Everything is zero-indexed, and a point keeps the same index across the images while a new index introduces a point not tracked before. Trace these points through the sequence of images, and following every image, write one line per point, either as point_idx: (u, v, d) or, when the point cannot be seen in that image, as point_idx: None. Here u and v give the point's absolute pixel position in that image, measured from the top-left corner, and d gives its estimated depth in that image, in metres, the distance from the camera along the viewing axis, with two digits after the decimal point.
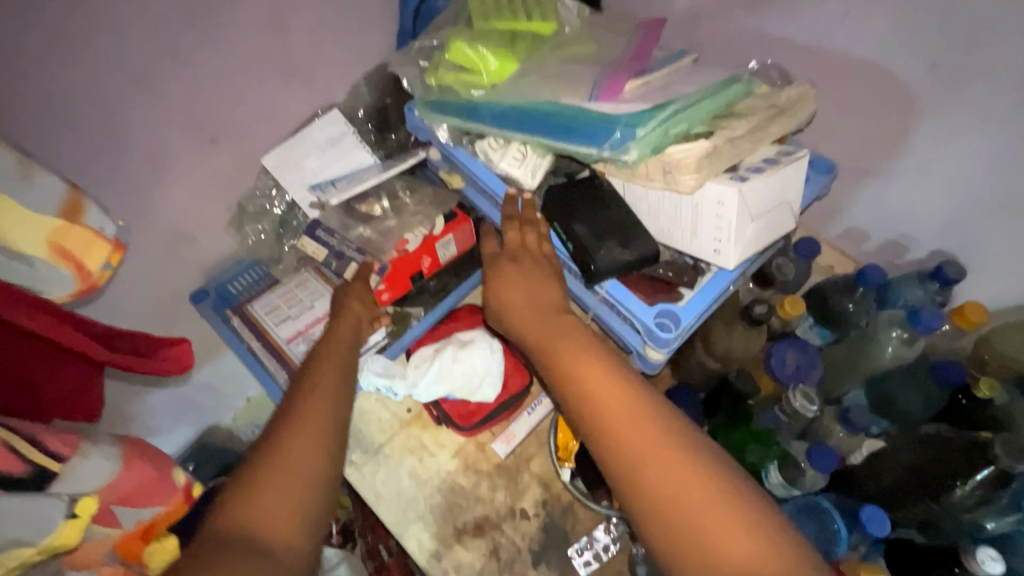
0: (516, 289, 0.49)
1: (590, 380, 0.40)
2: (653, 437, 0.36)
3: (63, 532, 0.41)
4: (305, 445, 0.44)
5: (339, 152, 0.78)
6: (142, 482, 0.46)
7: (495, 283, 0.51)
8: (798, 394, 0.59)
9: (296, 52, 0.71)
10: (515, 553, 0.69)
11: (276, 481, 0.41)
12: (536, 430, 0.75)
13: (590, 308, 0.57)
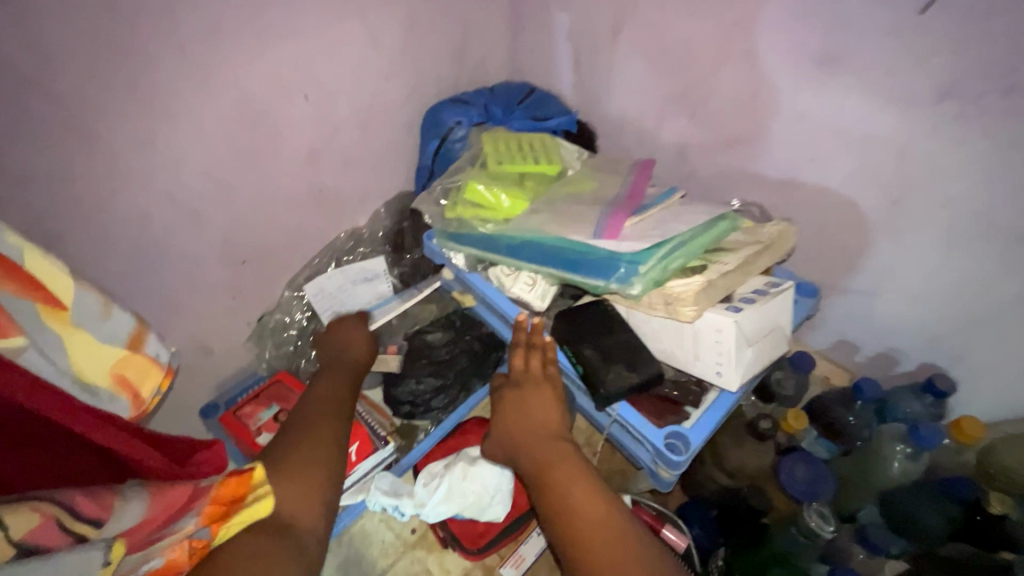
0: (519, 415, 0.53)
1: (581, 506, 0.45)
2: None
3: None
4: (315, 440, 0.54)
5: (371, 287, 0.86)
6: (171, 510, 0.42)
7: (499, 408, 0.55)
8: (813, 514, 0.58)
9: (327, 185, 0.80)
10: None
11: (294, 455, 0.52)
12: (545, 553, 0.72)
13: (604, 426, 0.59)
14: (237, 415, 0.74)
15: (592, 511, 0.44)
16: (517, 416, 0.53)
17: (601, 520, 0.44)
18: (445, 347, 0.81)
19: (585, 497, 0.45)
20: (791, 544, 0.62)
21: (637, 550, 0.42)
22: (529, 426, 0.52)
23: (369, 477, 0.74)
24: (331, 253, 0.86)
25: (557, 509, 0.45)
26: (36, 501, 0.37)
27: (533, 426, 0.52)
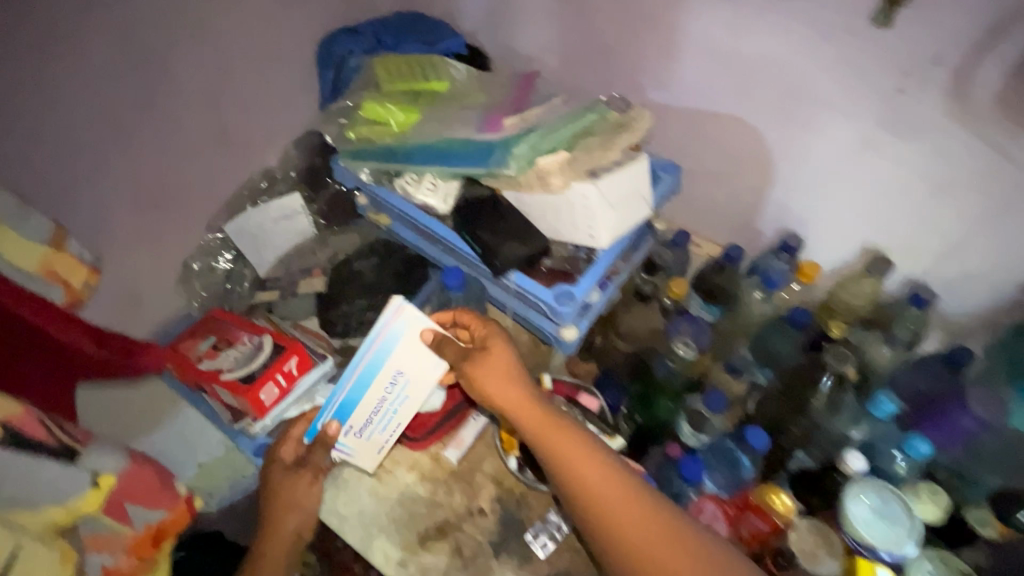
0: (493, 374, 0.62)
1: (595, 477, 0.56)
2: (629, 503, 0.55)
3: None
4: (641, 519, 0.54)
5: (291, 225, 0.89)
6: None
7: (473, 374, 0.63)
8: (680, 343, 0.78)
9: (232, 124, 0.82)
10: (476, 548, 0.76)
11: (644, 550, 0.52)
12: (482, 433, 0.84)
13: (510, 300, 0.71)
14: (177, 349, 0.78)
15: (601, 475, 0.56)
16: (491, 374, 0.62)
17: (581, 452, 0.57)
18: (371, 272, 0.86)
19: (562, 433, 0.58)
20: (665, 371, 0.80)
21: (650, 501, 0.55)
22: (501, 383, 0.62)
23: (314, 388, 0.79)
24: (246, 194, 0.89)
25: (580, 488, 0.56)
26: None
27: (506, 381, 0.62)
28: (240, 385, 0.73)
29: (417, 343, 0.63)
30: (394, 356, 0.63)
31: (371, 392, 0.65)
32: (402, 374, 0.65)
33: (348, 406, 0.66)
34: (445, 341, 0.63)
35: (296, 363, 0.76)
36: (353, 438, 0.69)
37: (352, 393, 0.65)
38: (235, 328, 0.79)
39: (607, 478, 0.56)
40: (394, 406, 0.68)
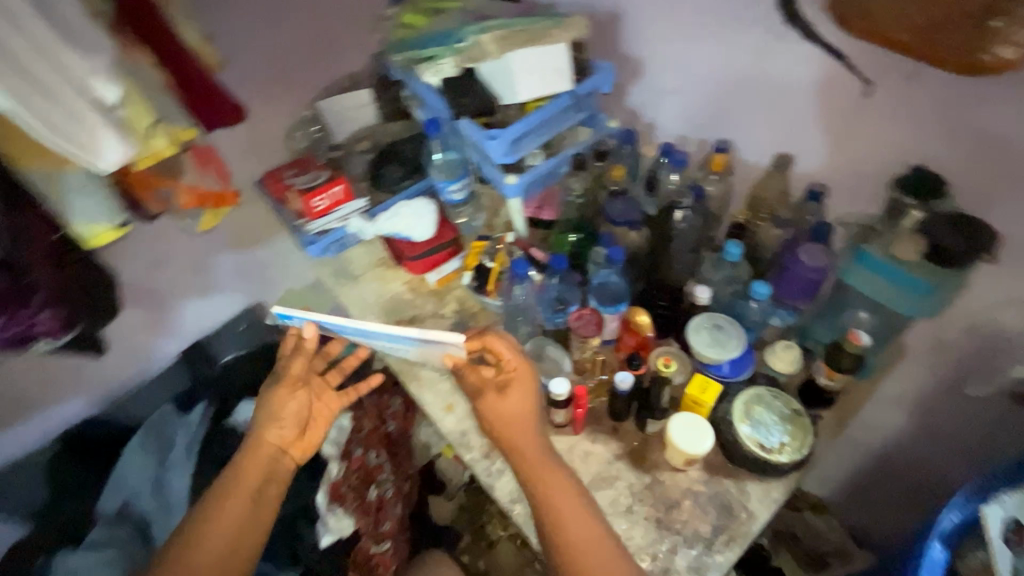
0: (511, 410, 0.82)
1: (561, 495, 0.77)
2: (587, 529, 0.75)
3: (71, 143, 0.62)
4: (592, 551, 0.73)
5: (362, 112, 1.25)
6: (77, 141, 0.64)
7: (488, 402, 0.83)
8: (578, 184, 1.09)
9: (332, 32, 1.20)
10: (432, 334, 1.07)
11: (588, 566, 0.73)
12: (456, 269, 1.16)
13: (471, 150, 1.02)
14: (275, 170, 1.21)
15: (567, 497, 0.77)
16: (507, 409, 0.82)
17: (557, 479, 0.78)
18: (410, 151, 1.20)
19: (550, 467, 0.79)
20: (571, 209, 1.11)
21: (598, 526, 0.75)
22: (516, 407, 0.82)
23: (350, 214, 1.17)
24: (336, 86, 1.28)
25: (544, 502, 0.77)
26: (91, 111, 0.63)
27: (516, 417, 0.82)
28: (303, 195, 1.13)
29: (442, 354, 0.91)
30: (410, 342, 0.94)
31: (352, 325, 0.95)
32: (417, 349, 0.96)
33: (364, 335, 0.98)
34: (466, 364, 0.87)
35: (339, 191, 1.14)
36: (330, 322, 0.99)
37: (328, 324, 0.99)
38: (312, 166, 1.20)
39: (575, 508, 0.76)
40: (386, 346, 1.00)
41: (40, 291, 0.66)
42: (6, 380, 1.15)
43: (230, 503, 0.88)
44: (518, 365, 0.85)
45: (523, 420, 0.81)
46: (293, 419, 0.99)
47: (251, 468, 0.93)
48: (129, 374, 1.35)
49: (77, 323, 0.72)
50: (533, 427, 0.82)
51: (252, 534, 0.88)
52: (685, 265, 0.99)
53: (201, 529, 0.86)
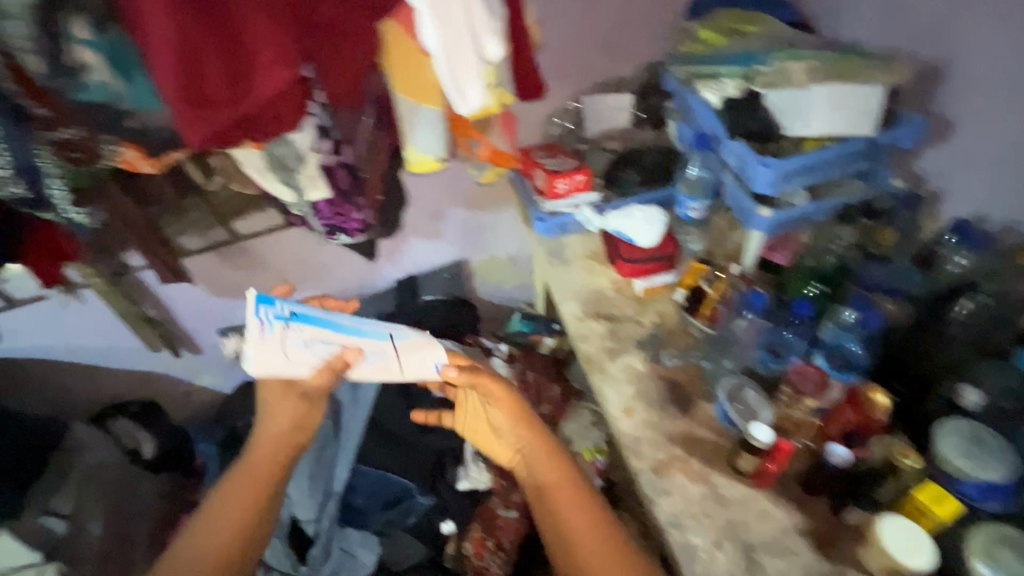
0: (506, 443, 1.02)
1: (566, 503, 0.92)
2: (578, 513, 0.92)
3: (424, 83, 0.71)
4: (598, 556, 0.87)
5: (618, 114, 1.33)
6: (429, 84, 0.72)
7: (495, 419, 1.02)
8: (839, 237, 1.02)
9: (618, 36, 1.28)
10: (626, 336, 1.09)
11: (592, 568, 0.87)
12: (666, 284, 1.16)
13: (729, 175, 1.01)
14: (525, 149, 1.31)
15: (571, 503, 0.93)
16: (505, 438, 1.02)
17: (554, 474, 0.94)
18: (651, 164, 1.28)
19: (556, 468, 0.95)
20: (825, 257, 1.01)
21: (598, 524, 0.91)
22: (521, 433, 0.98)
23: (581, 203, 1.23)
24: (602, 85, 1.35)
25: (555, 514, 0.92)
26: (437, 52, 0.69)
27: (528, 432, 0.97)
28: (550, 173, 1.20)
29: (421, 349, 0.95)
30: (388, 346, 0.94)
31: (333, 351, 0.89)
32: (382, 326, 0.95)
33: (329, 322, 0.90)
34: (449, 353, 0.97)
35: (580, 180, 1.21)
36: (301, 338, 0.87)
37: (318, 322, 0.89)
38: (560, 152, 1.29)
39: (571, 499, 0.93)
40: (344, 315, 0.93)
41: (364, 194, 0.85)
42: (217, 276, 1.40)
43: (224, 529, 0.88)
44: (463, 374, 0.94)
45: (537, 439, 0.97)
46: (296, 415, 0.95)
47: (261, 465, 0.92)
48: (357, 287, 1.60)
49: (373, 230, 0.92)
50: (544, 440, 0.97)
51: (247, 536, 0.89)
52: (954, 356, 0.85)
53: (204, 521, 0.88)
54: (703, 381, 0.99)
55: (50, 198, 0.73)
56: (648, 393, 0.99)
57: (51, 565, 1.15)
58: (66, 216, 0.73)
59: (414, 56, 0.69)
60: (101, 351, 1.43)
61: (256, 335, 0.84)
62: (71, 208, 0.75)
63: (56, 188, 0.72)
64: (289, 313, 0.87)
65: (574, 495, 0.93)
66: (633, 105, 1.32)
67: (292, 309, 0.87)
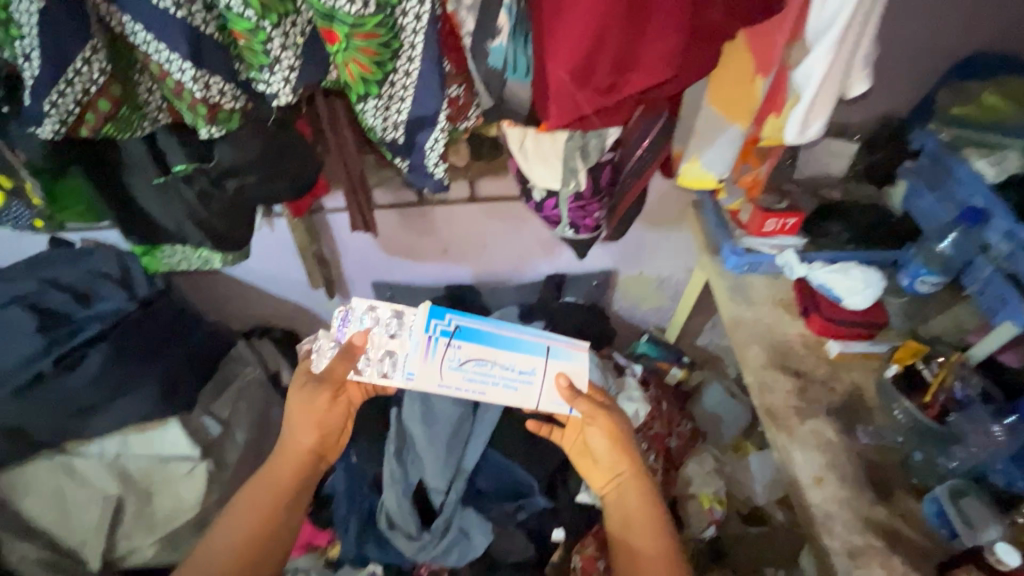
0: (605, 468, 1.05)
1: (646, 536, 0.95)
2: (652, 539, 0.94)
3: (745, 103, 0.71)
4: None
5: (837, 163, 1.25)
6: (749, 103, 0.71)
7: (598, 433, 1.04)
8: None
9: (867, 81, 1.18)
10: (816, 399, 1.01)
11: None
12: (864, 354, 1.07)
13: (991, 260, 0.91)
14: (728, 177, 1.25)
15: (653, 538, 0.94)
16: (602, 463, 1.05)
17: (642, 514, 0.97)
18: (867, 221, 1.18)
19: (640, 496, 0.99)
20: None
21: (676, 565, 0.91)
22: (617, 459, 1.03)
23: (784, 247, 1.16)
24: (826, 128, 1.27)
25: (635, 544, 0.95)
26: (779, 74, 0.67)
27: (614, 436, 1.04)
28: (761, 209, 1.14)
29: (557, 389, 1.00)
30: (540, 367, 0.99)
31: (491, 366, 0.97)
32: (543, 340, 1.00)
33: (489, 338, 0.96)
34: (577, 392, 1.01)
35: (791, 223, 1.14)
36: (457, 359, 0.95)
37: (483, 338, 0.97)
38: (768, 187, 1.21)
39: (650, 522, 0.96)
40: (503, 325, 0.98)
41: (615, 196, 0.84)
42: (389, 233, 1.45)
43: (242, 525, 0.93)
44: (588, 408, 1.02)
45: (627, 459, 1.03)
46: (331, 427, 1.05)
47: (282, 474, 0.99)
48: (505, 272, 1.60)
49: (600, 231, 0.89)
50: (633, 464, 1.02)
51: (270, 546, 0.94)
52: None
53: (224, 529, 0.93)
54: (908, 471, 0.91)
55: (422, 147, 0.69)
56: (841, 468, 0.91)
57: (204, 463, 1.24)
58: (433, 166, 0.67)
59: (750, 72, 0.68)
60: (267, 277, 1.51)
61: (417, 351, 0.95)
62: (435, 160, 0.69)
63: (432, 137, 0.68)
64: (453, 328, 0.95)
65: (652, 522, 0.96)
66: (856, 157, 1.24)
67: (457, 324, 0.95)
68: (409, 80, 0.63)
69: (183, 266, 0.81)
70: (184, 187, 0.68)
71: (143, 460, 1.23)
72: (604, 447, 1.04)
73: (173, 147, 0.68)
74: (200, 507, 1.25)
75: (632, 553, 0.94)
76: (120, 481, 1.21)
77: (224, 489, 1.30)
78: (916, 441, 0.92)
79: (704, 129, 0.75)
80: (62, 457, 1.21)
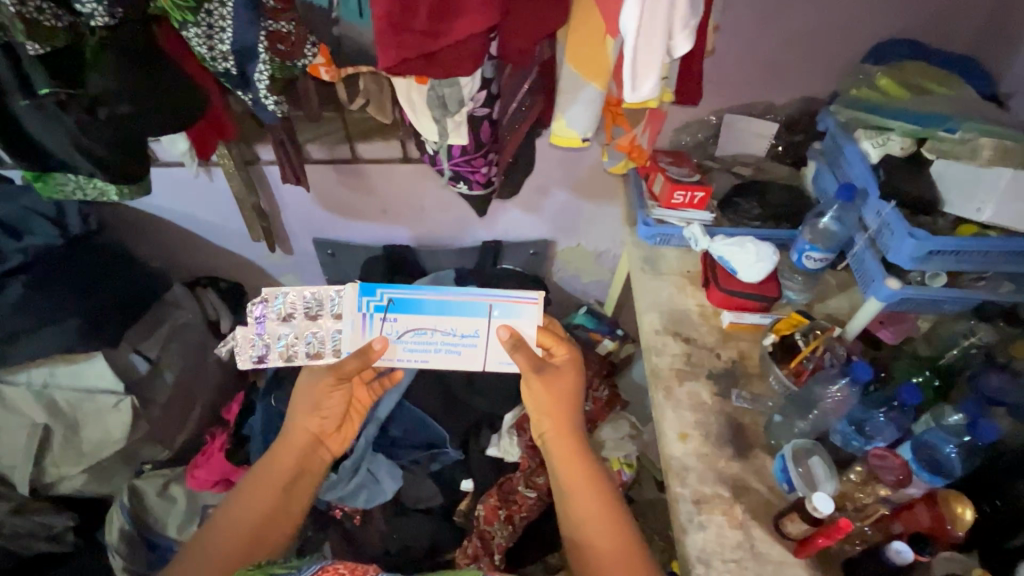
0: (539, 424, 1.00)
1: (589, 491, 0.91)
2: (595, 505, 0.90)
3: (598, 66, 0.71)
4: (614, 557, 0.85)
5: (757, 141, 1.27)
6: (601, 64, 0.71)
7: (534, 390, 0.98)
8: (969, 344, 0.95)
9: (786, 62, 1.20)
10: (700, 363, 1.06)
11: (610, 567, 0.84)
12: (754, 326, 1.12)
13: (865, 239, 0.95)
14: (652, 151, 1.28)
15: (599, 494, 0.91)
16: (539, 419, 1.00)
17: (582, 469, 0.93)
18: (777, 200, 1.21)
19: (574, 454, 0.95)
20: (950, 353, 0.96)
21: (622, 520, 0.90)
22: (547, 419, 0.98)
23: (692, 221, 1.20)
24: (749, 107, 1.29)
25: (575, 501, 0.91)
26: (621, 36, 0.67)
27: (554, 392, 0.98)
28: (671, 182, 1.17)
29: (505, 345, 0.98)
30: (483, 326, 0.97)
31: (429, 330, 0.97)
32: (483, 299, 0.95)
33: (426, 307, 0.95)
34: (521, 344, 0.97)
35: (699, 198, 1.18)
36: (395, 332, 0.97)
37: (419, 305, 0.95)
38: (685, 164, 1.25)
39: (589, 485, 0.92)
40: (439, 288, 0.95)
41: (498, 153, 0.87)
42: (327, 190, 1.48)
43: (248, 505, 0.89)
44: (528, 366, 0.97)
45: (558, 411, 0.97)
46: (333, 413, 1.00)
47: (283, 459, 0.94)
48: (446, 237, 1.64)
49: (494, 187, 0.93)
50: (568, 416, 0.97)
51: (273, 521, 0.90)
52: None
53: (228, 517, 0.88)
54: (768, 432, 0.95)
55: (253, 78, 0.73)
56: (707, 426, 0.96)
57: (129, 398, 1.28)
58: (266, 99, 0.73)
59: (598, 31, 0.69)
60: (208, 226, 1.54)
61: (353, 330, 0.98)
62: (266, 93, 0.74)
63: (259, 68, 0.73)
64: (385, 301, 0.95)
65: (591, 486, 0.92)
66: (775, 137, 1.27)
67: (389, 298, 0.95)
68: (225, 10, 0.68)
69: (76, 195, 0.84)
70: (62, 112, 0.71)
71: (69, 391, 1.28)
72: (534, 404, 0.99)
73: (33, 70, 0.67)
74: (126, 441, 1.32)
75: (575, 514, 0.90)
76: (46, 410, 1.26)
77: (150, 425, 1.36)
78: (781, 406, 0.98)
79: (566, 87, 0.75)
80: None
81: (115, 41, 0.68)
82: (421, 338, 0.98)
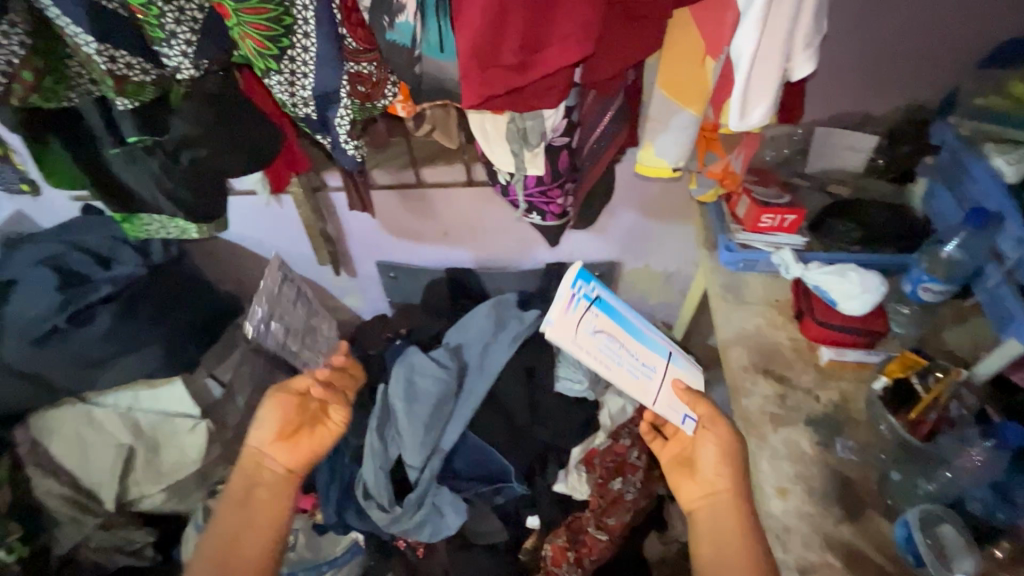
0: (702, 483, 0.86)
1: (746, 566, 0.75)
2: None
3: (698, 93, 0.71)
4: None
5: (853, 155, 1.15)
6: (698, 86, 0.71)
7: (711, 442, 0.87)
8: None
9: (887, 69, 1.08)
10: (797, 407, 0.95)
11: None
12: (858, 363, 0.99)
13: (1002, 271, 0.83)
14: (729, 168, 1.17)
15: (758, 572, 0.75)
16: (705, 476, 0.86)
17: (741, 534, 0.79)
18: (879, 221, 1.09)
19: (739, 518, 0.80)
20: None
21: None
22: (724, 473, 0.85)
23: (781, 246, 1.10)
24: (844, 119, 1.16)
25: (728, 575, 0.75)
26: (722, 58, 0.68)
27: (727, 450, 0.85)
28: (760, 206, 1.07)
29: (676, 395, 0.89)
30: (661, 367, 0.89)
31: (618, 341, 0.84)
32: (664, 344, 0.92)
33: (623, 319, 0.87)
34: (695, 395, 0.90)
35: (789, 220, 1.08)
36: (597, 326, 0.82)
37: (621, 313, 0.87)
38: (769, 183, 1.14)
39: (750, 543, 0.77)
40: (631, 314, 0.91)
41: (574, 183, 0.82)
42: (389, 213, 1.48)
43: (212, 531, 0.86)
44: (707, 412, 0.88)
45: (730, 466, 0.85)
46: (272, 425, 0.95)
47: (247, 475, 0.91)
48: (509, 258, 1.59)
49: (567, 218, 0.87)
50: (734, 474, 0.84)
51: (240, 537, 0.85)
52: None
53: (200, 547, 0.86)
54: (882, 491, 0.84)
55: (334, 123, 0.74)
56: (810, 481, 0.86)
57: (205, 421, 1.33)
58: (342, 142, 0.73)
59: (699, 51, 0.69)
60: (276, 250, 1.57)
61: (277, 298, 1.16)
62: (347, 138, 0.75)
63: (340, 113, 0.73)
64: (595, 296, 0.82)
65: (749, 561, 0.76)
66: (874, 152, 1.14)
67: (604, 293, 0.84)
68: (308, 55, 0.68)
69: (161, 233, 0.87)
70: (148, 156, 0.74)
71: (152, 414, 1.33)
72: (709, 455, 0.86)
73: (121, 118, 0.73)
74: (201, 462, 1.35)
75: None
76: (130, 431, 1.32)
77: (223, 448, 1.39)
78: (897, 460, 0.86)
79: (660, 115, 0.74)
80: (83, 405, 1.32)
81: (200, 92, 0.71)
82: (598, 356, 0.80)
